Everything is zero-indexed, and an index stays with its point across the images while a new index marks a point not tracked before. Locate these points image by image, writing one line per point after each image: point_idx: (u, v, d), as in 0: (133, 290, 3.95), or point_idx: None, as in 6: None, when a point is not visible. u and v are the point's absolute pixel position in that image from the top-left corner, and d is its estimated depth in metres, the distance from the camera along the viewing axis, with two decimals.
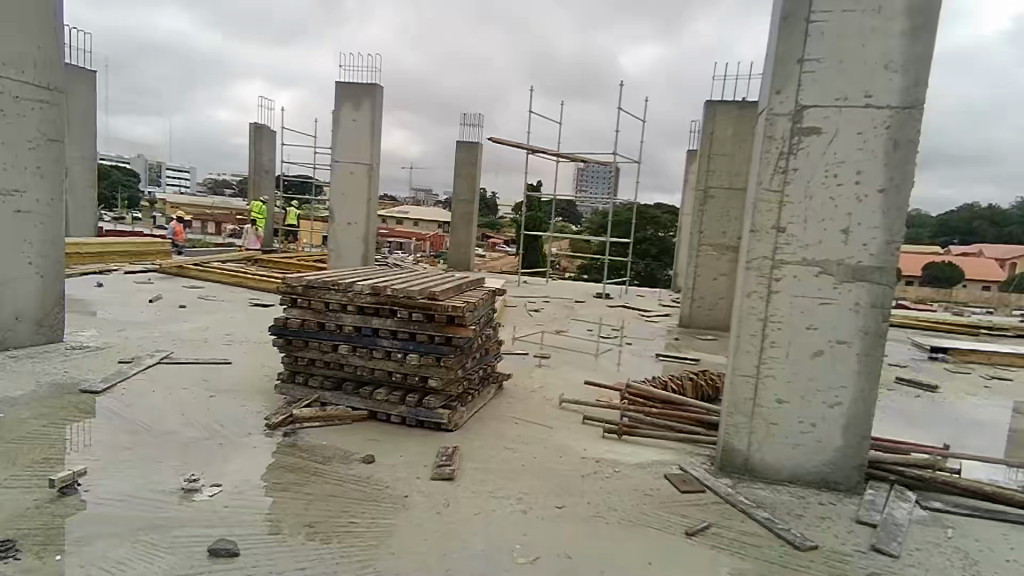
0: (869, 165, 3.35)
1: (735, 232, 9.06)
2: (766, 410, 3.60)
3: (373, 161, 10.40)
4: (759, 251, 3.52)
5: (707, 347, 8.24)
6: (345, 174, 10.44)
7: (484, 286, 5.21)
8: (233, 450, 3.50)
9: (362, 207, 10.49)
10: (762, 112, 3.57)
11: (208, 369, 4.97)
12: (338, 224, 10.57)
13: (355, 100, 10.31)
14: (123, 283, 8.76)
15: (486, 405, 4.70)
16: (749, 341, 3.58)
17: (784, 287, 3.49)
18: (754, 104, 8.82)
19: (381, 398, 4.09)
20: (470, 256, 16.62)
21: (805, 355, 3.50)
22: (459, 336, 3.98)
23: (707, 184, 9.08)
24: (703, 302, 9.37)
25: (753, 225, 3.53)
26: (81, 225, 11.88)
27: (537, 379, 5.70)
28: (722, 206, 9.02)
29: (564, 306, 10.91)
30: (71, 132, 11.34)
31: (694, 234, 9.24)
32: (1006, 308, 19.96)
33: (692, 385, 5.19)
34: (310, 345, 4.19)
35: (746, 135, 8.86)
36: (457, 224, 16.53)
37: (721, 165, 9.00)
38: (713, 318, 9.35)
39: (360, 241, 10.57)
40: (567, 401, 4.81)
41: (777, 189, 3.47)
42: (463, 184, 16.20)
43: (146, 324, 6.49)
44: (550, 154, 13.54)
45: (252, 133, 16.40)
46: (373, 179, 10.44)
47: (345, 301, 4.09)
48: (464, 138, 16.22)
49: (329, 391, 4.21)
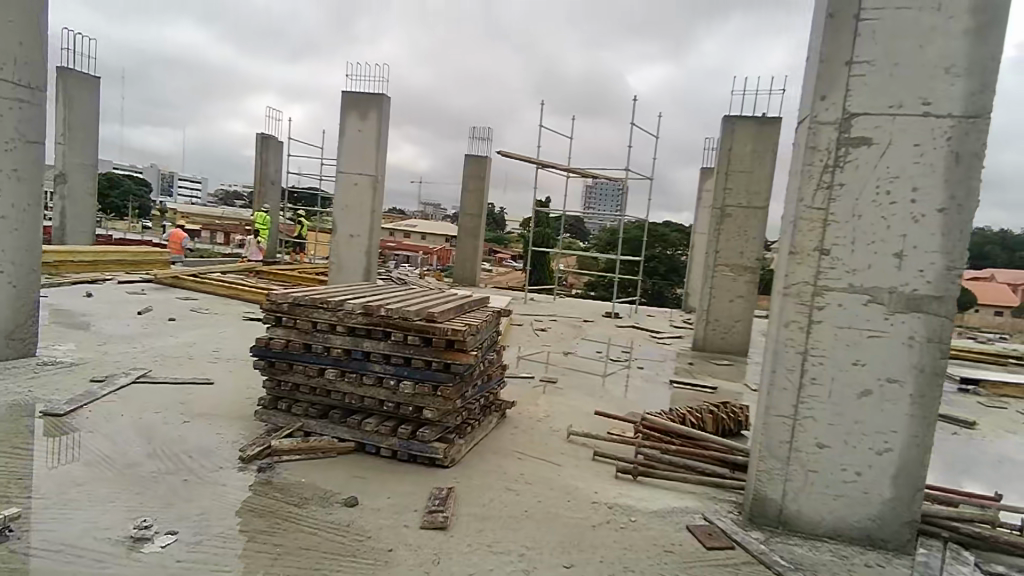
0: (926, 181, 2.95)
1: (753, 252, 8.63)
2: (804, 455, 3.17)
3: (377, 173, 10.08)
4: (799, 275, 3.12)
5: (723, 373, 7.78)
6: (349, 185, 10.12)
7: (489, 306, 4.82)
8: (199, 488, 3.10)
9: (365, 219, 10.15)
10: (803, 120, 3.19)
11: (186, 390, 4.58)
12: (341, 236, 10.23)
13: (361, 110, 10.01)
14: (114, 293, 8.44)
15: (487, 436, 4.29)
16: (785, 376, 3.17)
17: (826, 315, 3.09)
18: (774, 120, 8.45)
19: (370, 429, 3.69)
20: (476, 272, 16.26)
21: (850, 394, 3.09)
22: (459, 363, 3.58)
23: (724, 202, 8.68)
24: (718, 325, 8.92)
25: (792, 246, 3.14)
26: (78, 232, 11.61)
27: (542, 406, 5.27)
28: (739, 226, 8.62)
29: (572, 325, 10.49)
30: (73, 139, 11.15)
31: (710, 254, 8.83)
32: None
33: (712, 418, 4.74)
34: (294, 368, 3.79)
35: (766, 152, 8.47)
36: (463, 238, 16.20)
37: (739, 182, 8.60)
38: (728, 342, 8.89)
39: (362, 253, 10.22)
40: (575, 434, 4.39)
41: (820, 207, 3.08)
42: (470, 198, 15.91)
43: (130, 338, 6.13)
44: (560, 169, 13.20)
45: (259, 144, 16.27)
46: (377, 191, 10.12)
47: (335, 321, 3.69)
48: (473, 151, 15.94)
49: (315, 420, 3.82)
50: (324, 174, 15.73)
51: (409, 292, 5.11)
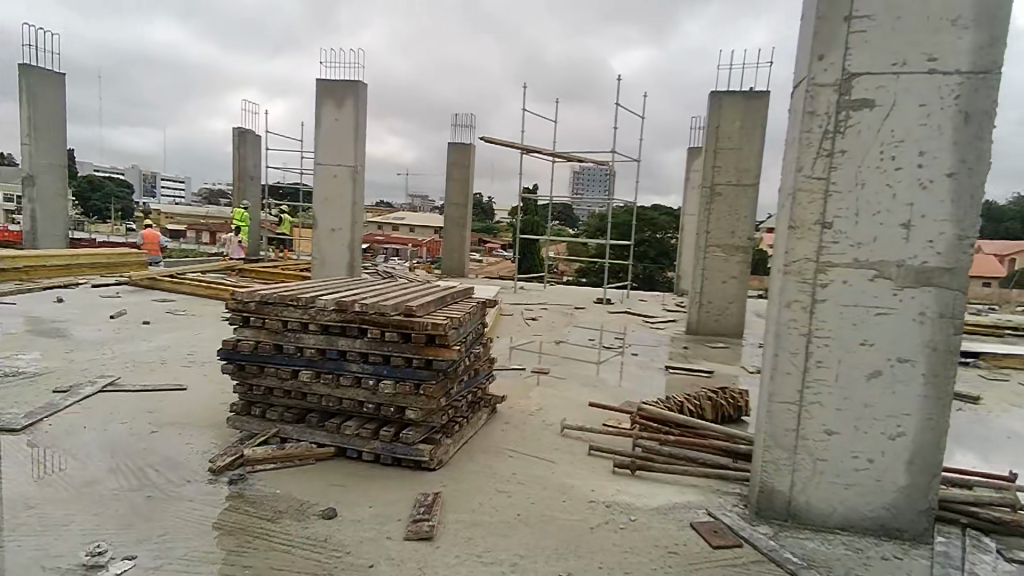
0: (934, 144, 2.74)
1: (745, 232, 8.44)
2: (811, 442, 2.98)
3: (357, 163, 9.78)
4: (800, 251, 2.91)
5: (719, 356, 7.60)
6: (328, 177, 9.81)
7: (473, 297, 4.59)
8: (163, 506, 2.86)
9: (346, 212, 9.85)
10: (800, 84, 2.96)
11: (157, 398, 4.32)
12: (322, 230, 9.94)
13: (337, 99, 9.69)
14: (87, 297, 8.12)
15: (476, 434, 4.08)
16: (789, 360, 2.97)
17: (831, 293, 2.88)
18: (762, 94, 8.23)
19: (350, 433, 3.46)
20: (464, 262, 16.01)
21: (858, 376, 2.90)
22: (441, 358, 3.36)
23: (713, 181, 8.47)
24: (711, 307, 8.74)
25: (791, 220, 2.92)
26: (51, 235, 11.23)
27: (534, 399, 5.07)
28: (730, 205, 8.42)
29: (563, 313, 10.28)
30: (40, 139, 10.74)
31: (701, 235, 8.63)
32: (1015, 305, 19.33)
33: (711, 405, 4.55)
34: (265, 371, 3.55)
35: (754, 128, 8.25)
36: (450, 228, 15.92)
37: (728, 160, 8.39)
38: (722, 324, 8.71)
39: (345, 247, 9.94)
40: (569, 428, 4.19)
41: (821, 176, 2.86)
42: (455, 187, 15.62)
43: (100, 344, 5.85)
44: (545, 154, 12.93)
45: (235, 138, 15.86)
46: (357, 182, 9.82)
47: (306, 319, 3.44)
48: (456, 139, 15.62)
49: (290, 425, 3.58)
50: (304, 167, 15.36)
51: (388, 286, 4.87)
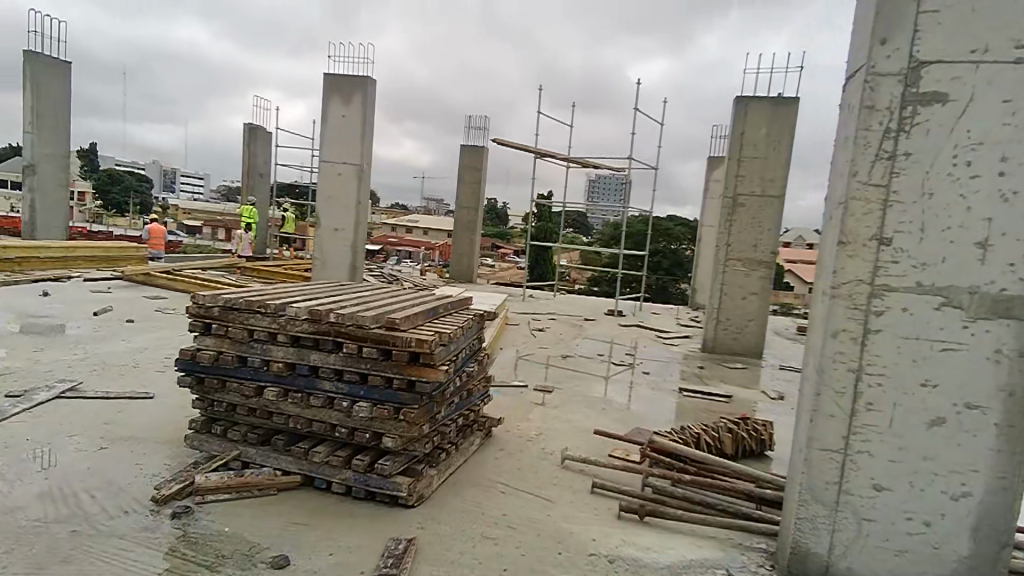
0: (1020, 148, 2.26)
1: (768, 245, 7.94)
2: (856, 499, 2.51)
3: (363, 162, 9.40)
4: (851, 272, 2.44)
5: (736, 378, 7.09)
6: (333, 174, 9.46)
7: (470, 307, 4.14)
8: (88, 543, 2.44)
9: (350, 212, 9.47)
10: (856, 74, 2.49)
11: (118, 407, 3.93)
12: (325, 230, 9.57)
13: (345, 94, 9.34)
14: (75, 292, 7.81)
15: (466, 462, 3.63)
16: (834, 400, 2.50)
17: (887, 323, 2.40)
18: (791, 100, 7.76)
19: (319, 460, 3.03)
20: (472, 268, 15.60)
21: (915, 423, 2.41)
22: (425, 380, 2.91)
23: (736, 191, 7.98)
24: (729, 325, 8.21)
25: (841, 235, 2.46)
26: (50, 226, 10.99)
27: (535, 422, 4.61)
28: (753, 216, 7.93)
29: (572, 324, 9.81)
30: (42, 128, 10.52)
31: (721, 247, 8.14)
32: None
33: (731, 438, 4.06)
34: (228, 386, 3.12)
35: (782, 136, 7.76)
36: (459, 232, 15.52)
37: (753, 169, 7.90)
38: (740, 343, 8.19)
39: (347, 248, 9.54)
40: (570, 459, 3.73)
41: (879, 184, 2.40)
42: (466, 190, 15.24)
43: (75, 343, 5.49)
44: (559, 159, 12.50)
45: (246, 135, 15.46)
46: (362, 181, 9.43)
47: (275, 329, 3.01)
48: (469, 140, 15.23)
49: (254, 448, 3.16)
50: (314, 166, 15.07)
51: (380, 292, 4.44)
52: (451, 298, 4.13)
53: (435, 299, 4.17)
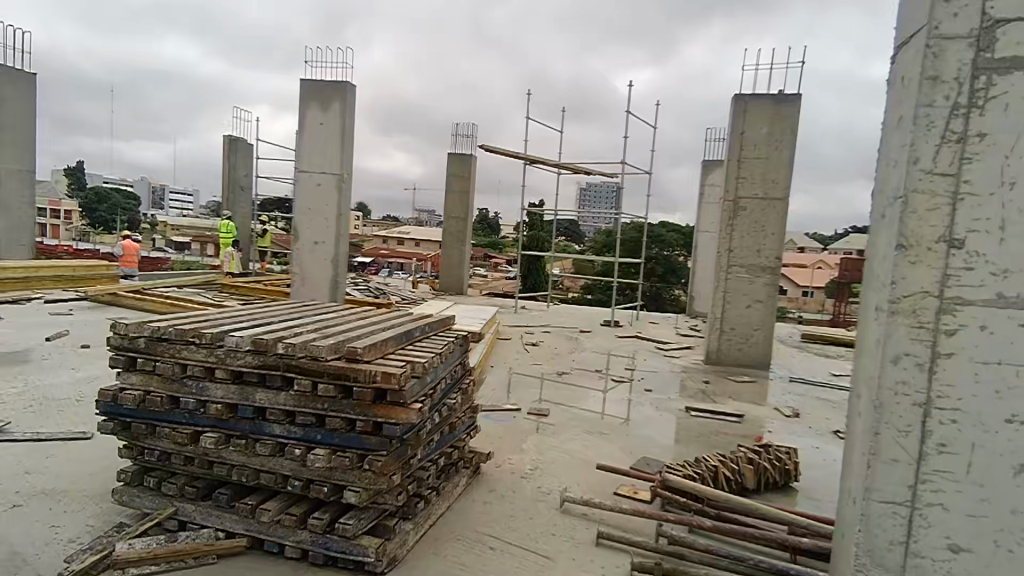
0: None
1: (772, 250, 7.50)
2: (928, 563, 2.01)
3: (343, 171, 8.91)
4: (914, 283, 1.97)
5: (744, 393, 6.61)
6: (311, 185, 8.96)
7: (452, 328, 3.65)
8: None
9: (330, 223, 8.97)
10: (911, 40, 2.03)
11: (46, 452, 3.38)
12: (304, 243, 9.06)
13: (322, 101, 8.85)
14: (32, 315, 7.26)
15: (448, 510, 3.12)
16: (896, 441, 2.02)
17: (963, 345, 1.93)
18: (792, 97, 7.36)
19: (269, 520, 2.51)
20: (463, 280, 15.09)
21: (1000, 470, 1.93)
22: (394, 422, 2.41)
23: (737, 193, 7.55)
24: (733, 335, 7.74)
25: (901, 238, 1.99)
26: (15, 244, 10.41)
27: (528, 454, 4.10)
28: (755, 220, 7.51)
29: (566, 337, 9.32)
30: (6, 142, 9.97)
31: (722, 253, 7.69)
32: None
33: (752, 470, 3.58)
34: (159, 433, 2.61)
35: (783, 135, 7.36)
36: (448, 243, 15.03)
37: (754, 170, 7.49)
38: (746, 355, 7.71)
39: (328, 262, 9.03)
40: (571, 502, 3.23)
41: (946, 173, 1.94)
42: (454, 200, 14.78)
43: (17, 374, 4.94)
44: (550, 166, 12.07)
45: (226, 147, 14.93)
46: (342, 191, 8.93)
47: (213, 363, 2.51)
48: (456, 148, 14.79)
49: (193, 505, 2.65)
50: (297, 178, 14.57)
51: (351, 313, 3.93)
52: (429, 318, 3.63)
53: (412, 319, 3.68)
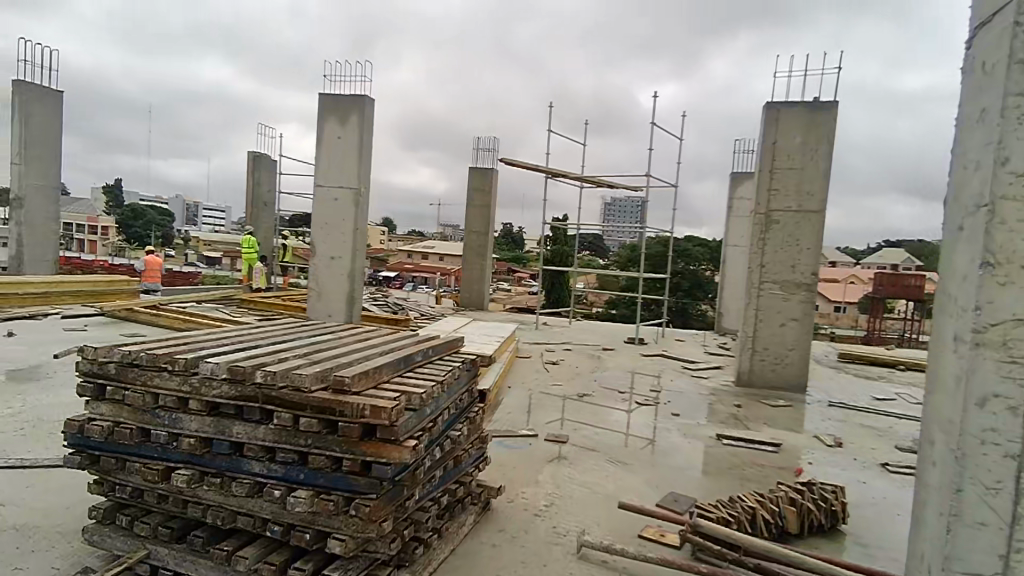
0: None
1: (808, 265, 7.08)
2: None
3: (360, 184, 8.72)
4: (1005, 309, 1.61)
5: (779, 417, 6.16)
6: (328, 200, 8.81)
7: (459, 350, 3.36)
8: None
9: (347, 238, 8.78)
10: (996, 20, 1.70)
11: (25, 480, 3.17)
12: (320, 258, 8.89)
13: (340, 115, 8.68)
14: (46, 331, 7.20)
15: (451, 555, 2.80)
16: (991, 500, 1.65)
17: None
18: (828, 104, 6.98)
19: (245, 569, 2.23)
20: (484, 295, 14.83)
21: None
22: (385, 462, 2.13)
23: (769, 205, 7.18)
24: (766, 355, 7.29)
25: (987, 254, 1.64)
26: (38, 259, 10.49)
27: (542, 487, 3.76)
28: (789, 234, 7.12)
29: (588, 355, 8.96)
30: (31, 159, 10.09)
31: (754, 269, 7.28)
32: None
33: (794, 513, 3.19)
34: (128, 467, 2.36)
35: (819, 144, 6.98)
36: (469, 258, 14.81)
37: (787, 181, 7.11)
38: (780, 376, 7.26)
39: (344, 277, 8.82)
40: (589, 548, 2.89)
41: None
42: (476, 214, 14.60)
43: (18, 393, 4.79)
44: (572, 179, 11.79)
45: (250, 163, 14.97)
46: (360, 206, 8.75)
47: (186, 393, 2.26)
48: (478, 162, 14.62)
49: (165, 548, 2.38)
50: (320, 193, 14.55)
51: (354, 332, 3.68)
52: (436, 339, 3.35)
53: (418, 340, 3.40)
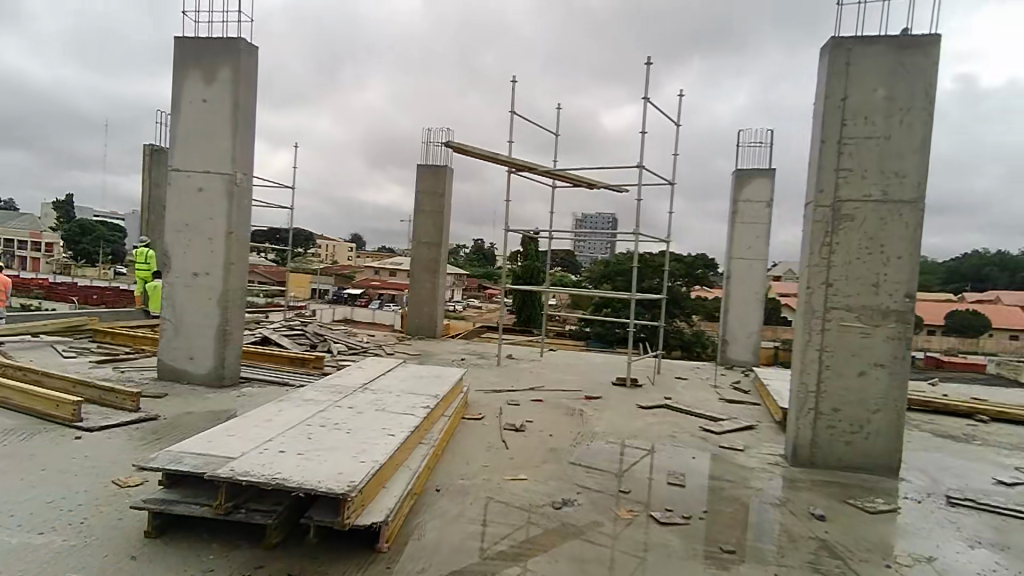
0: None
1: (896, 284, 4.68)
2: None
3: (235, 170, 5.96)
4: None
5: (895, 537, 3.64)
6: (188, 192, 6.02)
7: None
8: None
9: (216, 246, 5.99)
10: None
11: None
12: (178, 276, 6.08)
13: (206, 67, 5.94)
14: None
15: None
16: None
17: None
18: (926, 41, 4.61)
19: None
20: (436, 320, 12.10)
21: None
22: None
23: (838, 194, 4.78)
24: (835, 420, 4.81)
25: None
26: None
27: None
28: (867, 237, 4.73)
29: (566, 409, 6.35)
30: None
31: (815, 290, 4.83)
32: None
33: None
34: None
35: (911, 102, 4.65)
36: (418, 276, 12.14)
37: (864, 157, 4.75)
38: (858, 452, 4.79)
39: (211, 303, 6.01)
40: None
41: None
42: (426, 222, 12.02)
43: None
44: (541, 174, 9.31)
45: (147, 158, 11.93)
46: (235, 200, 5.97)
47: None
48: (427, 159, 12.04)
49: None
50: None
51: None
52: None
53: None
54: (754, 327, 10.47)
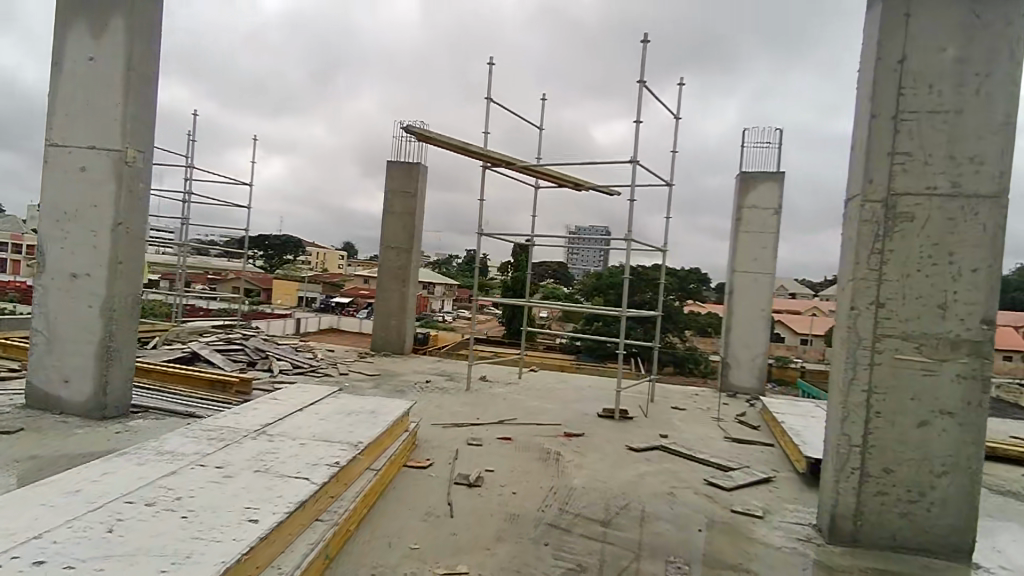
0: None
1: (969, 306, 3.53)
2: None
3: (128, 145, 4.75)
4: None
5: None
6: (69, 172, 4.79)
7: None
8: None
9: (101, 240, 4.76)
10: None
11: None
12: (54, 276, 4.84)
13: (92, 15, 4.73)
14: None
15: None
16: None
17: None
18: None
19: None
20: (404, 335, 10.83)
21: None
22: None
23: (893, 185, 3.64)
24: (887, 484, 3.63)
25: None
26: None
27: None
28: (932, 242, 3.58)
29: (538, 452, 5.13)
30: None
31: (862, 310, 3.67)
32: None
33: None
34: None
35: (990, 66, 3.52)
36: (385, 285, 10.92)
37: (927, 138, 3.60)
38: (916, 528, 3.60)
39: (92, 312, 4.77)
40: None
41: None
42: (395, 225, 10.82)
43: None
44: (520, 171, 8.16)
45: None
46: (127, 182, 4.76)
47: None
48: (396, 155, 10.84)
49: None
50: (191, 187, 10.75)
51: None
52: None
53: None
54: (759, 350, 9.34)
